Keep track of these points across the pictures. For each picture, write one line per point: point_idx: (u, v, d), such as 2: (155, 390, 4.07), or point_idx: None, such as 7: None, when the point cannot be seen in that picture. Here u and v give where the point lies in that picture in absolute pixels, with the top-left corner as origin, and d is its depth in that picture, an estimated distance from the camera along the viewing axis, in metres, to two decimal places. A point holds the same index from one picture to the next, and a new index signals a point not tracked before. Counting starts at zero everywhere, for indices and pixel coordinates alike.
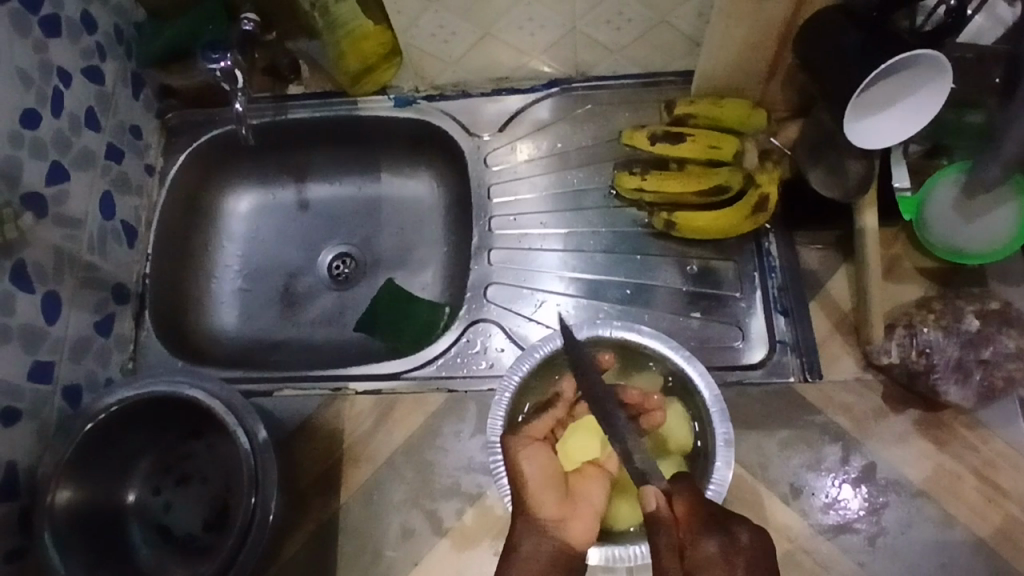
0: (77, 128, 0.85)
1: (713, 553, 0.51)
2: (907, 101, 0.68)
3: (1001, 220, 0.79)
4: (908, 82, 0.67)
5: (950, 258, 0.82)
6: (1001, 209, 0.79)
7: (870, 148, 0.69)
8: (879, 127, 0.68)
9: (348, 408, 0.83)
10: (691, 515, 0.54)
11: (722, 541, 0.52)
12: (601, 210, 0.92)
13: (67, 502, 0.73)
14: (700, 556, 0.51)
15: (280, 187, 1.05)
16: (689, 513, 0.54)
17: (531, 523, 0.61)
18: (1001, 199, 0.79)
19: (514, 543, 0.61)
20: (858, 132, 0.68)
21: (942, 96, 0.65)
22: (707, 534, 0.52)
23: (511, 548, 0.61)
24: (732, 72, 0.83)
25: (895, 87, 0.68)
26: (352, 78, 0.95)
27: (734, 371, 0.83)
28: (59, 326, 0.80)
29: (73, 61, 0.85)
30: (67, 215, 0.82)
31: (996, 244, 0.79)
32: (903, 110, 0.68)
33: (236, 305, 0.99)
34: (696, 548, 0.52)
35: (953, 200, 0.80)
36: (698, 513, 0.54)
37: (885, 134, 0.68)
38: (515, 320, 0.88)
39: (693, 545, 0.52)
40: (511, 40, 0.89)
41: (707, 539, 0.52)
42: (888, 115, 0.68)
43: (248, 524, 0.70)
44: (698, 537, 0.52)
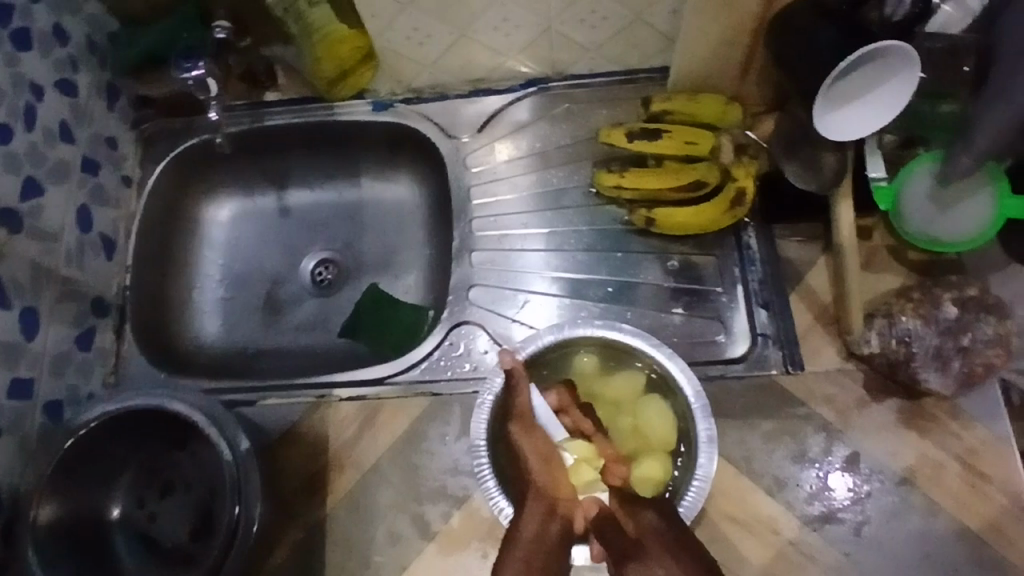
0: (53, 142, 0.84)
1: (653, 520, 0.65)
2: (880, 90, 0.68)
3: (974, 208, 0.79)
4: (878, 72, 0.67)
5: (927, 245, 0.82)
6: (975, 198, 0.79)
7: (849, 138, 0.69)
8: (850, 119, 0.69)
9: (333, 414, 0.83)
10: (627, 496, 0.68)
11: (658, 516, 0.65)
12: (581, 208, 0.92)
13: (50, 519, 0.72)
14: (644, 522, 0.65)
15: (260, 194, 1.05)
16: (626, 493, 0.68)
17: (537, 504, 0.67)
18: (975, 188, 0.78)
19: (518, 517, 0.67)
20: (831, 126, 0.69)
21: (913, 82, 0.66)
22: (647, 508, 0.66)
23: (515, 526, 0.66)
24: (707, 68, 0.83)
25: (864, 78, 0.68)
26: (328, 83, 0.94)
27: (716, 365, 0.83)
28: (38, 340, 0.79)
29: (47, 74, 0.84)
30: (44, 229, 0.82)
31: (971, 232, 0.80)
32: (871, 100, 0.68)
33: (218, 314, 0.99)
34: (640, 516, 0.65)
35: (928, 190, 0.80)
36: (636, 499, 0.67)
37: (861, 123, 0.69)
38: (499, 321, 0.88)
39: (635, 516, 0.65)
40: (486, 41, 0.89)
41: (646, 512, 0.66)
42: (856, 106, 0.69)
43: (232, 534, 0.70)
44: (641, 510, 0.66)
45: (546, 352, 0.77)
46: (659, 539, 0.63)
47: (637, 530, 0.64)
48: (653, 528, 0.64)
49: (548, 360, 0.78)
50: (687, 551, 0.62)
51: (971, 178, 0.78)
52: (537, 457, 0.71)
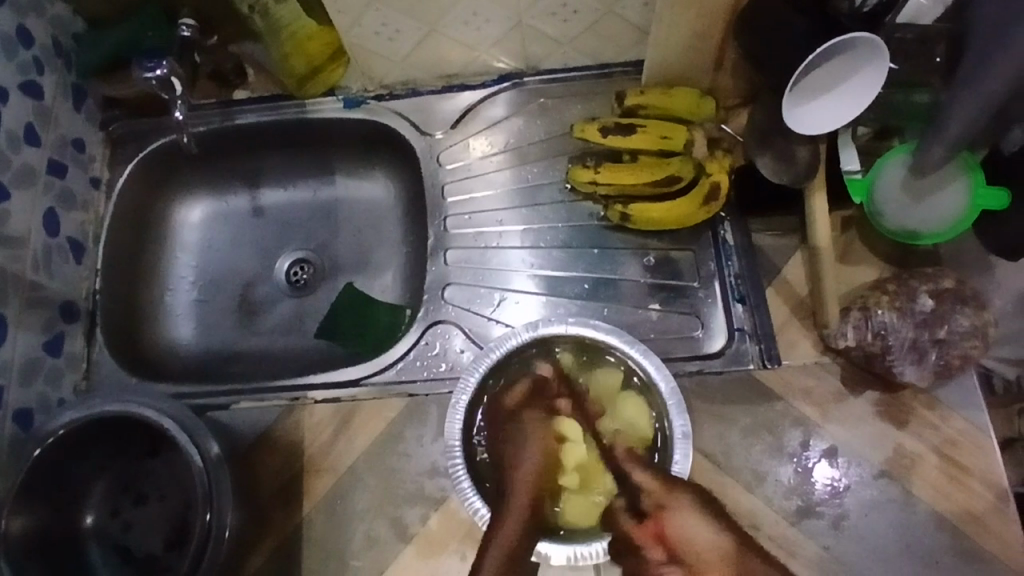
0: (16, 146, 0.82)
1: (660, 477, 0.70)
2: (851, 82, 0.67)
3: (946, 203, 0.78)
4: (846, 63, 0.66)
5: (898, 238, 0.82)
6: (946, 192, 0.78)
7: (822, 131, 0.69)
8: (819, 111, 0.68)
9: (308, 417, 0.82)
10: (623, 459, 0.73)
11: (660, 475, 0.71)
12: (557, 204, 0.91)
13: (21, 530, 0.71)
14: (653, 482, 0.70)
15: (232, 194, 1.03)
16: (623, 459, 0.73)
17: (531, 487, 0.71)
18: (947, 181, 0.78)
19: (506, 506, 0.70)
20: (801, 118, 0.68)
21: (882, 74, 0.64)
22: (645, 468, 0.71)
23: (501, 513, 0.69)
24: (681, 61, 0.82)
25: (834, 69, 0.67)
26: (298, 81, 0.93)
27: (694, 361, 0.83)
28: (6, 348, 0.78)
29: (9, 76, 0.82)
30: (9, 235, 0.80)
31: (941, 227, 0.79)
32: (842, 93, 0.67)
33: (192, 317, 0.97)
34: (645, 478, 0.70)
35: (900, 182, 0.79)
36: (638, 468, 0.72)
37: (832, 116, 0.68)
38: (475, 319, 0.87)
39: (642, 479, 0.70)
40: (458, 37, 0.88)
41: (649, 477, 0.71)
42: (826, 98, 0.68)
43: (204, 542, 0.69)
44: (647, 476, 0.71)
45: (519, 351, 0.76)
46: (679, 495, 0.69)
47: (649, 491, 0.69)
48: (668, 485, 0.69)
49: (523, 357, 0.78)
50: (705, 499, 0.69)
51: (943, 172, 0.77)
52: (524, 442, 0.75)
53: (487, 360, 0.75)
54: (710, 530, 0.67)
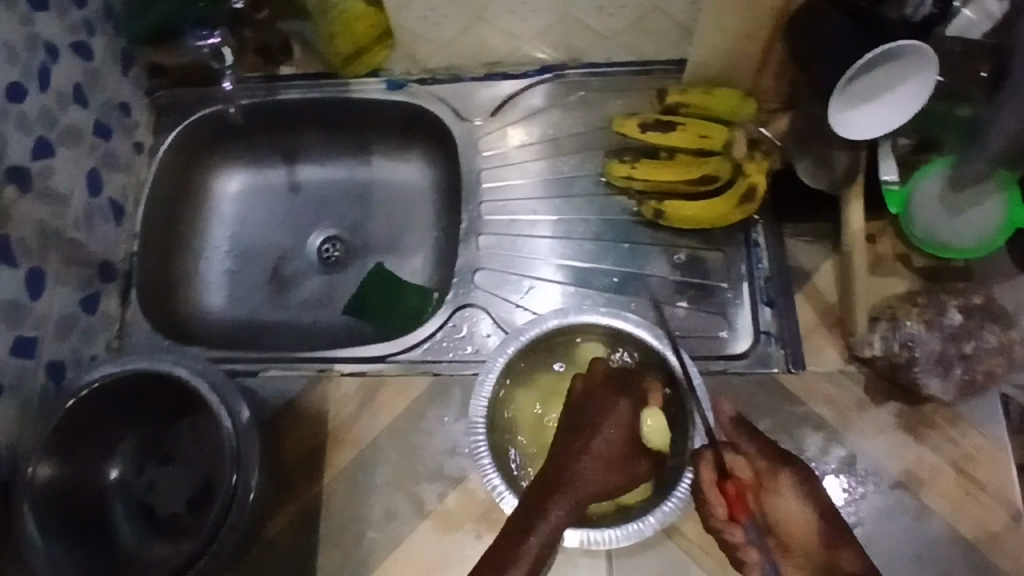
0: (65, 105, 0.84)
1: (768, 454, 0.66)
2: (898, 92, 0.68)
3: (981, 221, 0.79)
4: (892, 71, 0.68)
5: (925, 245, 0.82)
6: (984, 210, 0.79)
7: (866, 137, 0.70)
8: (864, 119, 0.69)
9: (334, 389, 0.83)
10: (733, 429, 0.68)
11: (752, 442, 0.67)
12: (591, 197, 0.92)
13: (48, 479, 0.73)
14: (763, 456, 0.66)
15: (271, 168, 1.05)
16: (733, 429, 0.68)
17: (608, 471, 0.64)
18: (987, 199, 0.79)
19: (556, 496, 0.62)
20: (845, 124, 0.69)
21: (930, 86, 0.66)
22: (757, 442, 0.67)
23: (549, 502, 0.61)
24: (725, 61, 0.83)
25: (879, 77, 0.68)
26: (343, 60, 0.94)
27: (718, 360, 0.83)
28: (43, 302, 0.80)
29: (62, 36, 0.84)
30: (52, 191, 0.82)
31: (969, 243, 0.80)
32: (888, 102, 0.69)
33: (225, 286, 0.99)
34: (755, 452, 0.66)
35: (943, 189, 0.79)
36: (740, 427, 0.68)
37: (877, 123, 0.69)
38: (503, 305, 0.88)
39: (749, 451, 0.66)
40: (504, 26, 0.90)
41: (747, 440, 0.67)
42: (871, 105, 0.69)
43: (228, 502, 0.70)
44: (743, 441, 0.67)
45: (548, 338, 0.77)
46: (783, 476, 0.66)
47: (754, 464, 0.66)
48: (776, 465, 0.66)
49: (550, 344, 0.79)
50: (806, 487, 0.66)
51: (985, 188, 0.78)
52: (610, 423, 0.65)
53: (514, 345, 0.76)
54: (802, 511, 0.65)
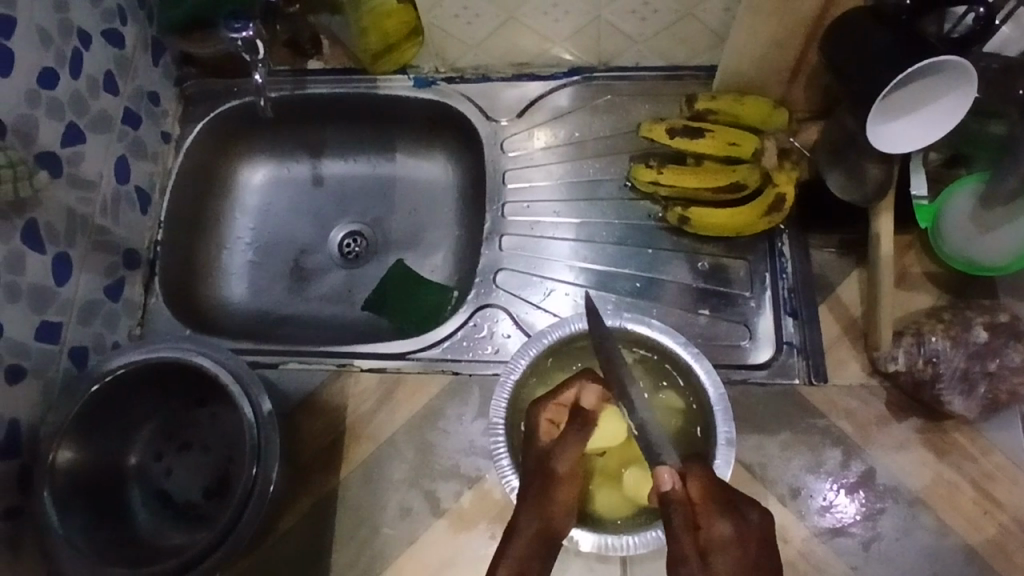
0: (95, 92, 0.85)
1: (731, 535, 0.53)
2: (935, 107, 0.67)
3: (982, 248, 0.79)
4: (928, 87, 0.67)
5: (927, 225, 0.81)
6: (994, 243, 0.79)
7: (899, 151, 0.69)
8: (902, 133, 0.68)
9: (353, 385, 0.84)
10: (710, 494, 0.56)
11: (732, 529, 0.53)
12: (616, 201, 0.92)
13: (68, 464, 0.73)
14: (718, 536, 0.53)
15: (295, 162, 1.05)
16: (706, 490, 0.56)
17: (566, 503, 0.66)
18: (1004, 238, 0.79)
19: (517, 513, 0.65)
20: (884, 139, 0.68)
21: (969, 101, 0.65)
22: (723, 518, 0.54)
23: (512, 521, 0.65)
24: (753, 68, 0.83)
25: (914, 93, 0.67)
26: (372, 55, 0.94)
27: (740, 370, 0.83)
28: (69, 287, 0.80)
29: (94, 23, 0.84)
30: (81, 177, 0.82)
31: (956, 254, 0.81)
32: (924, 116, 0.68)
33: (246, 277, 1.00)
34: (711, 530, 0.53)
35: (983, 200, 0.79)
36: (713, 494, 0.56)
37: (911, 138, 0.68)
38: (523, 306, 0.88)
39: (709, 526, 0.54)
40: (535, 26, 0.89)
41: (722, 521, 0.54)
42: (906, 120, 0.68)
43: (248, 493, 0.70)
44: (715, 517, 0.54)
45: (572, 340, 0.77)
46: (721, 560, 0.52)
47: (707, 541, 0.53)
48: (724, 547, 0.52)
49: (572, 347, 0.78)
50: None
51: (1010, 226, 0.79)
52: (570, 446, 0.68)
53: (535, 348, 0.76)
54: None
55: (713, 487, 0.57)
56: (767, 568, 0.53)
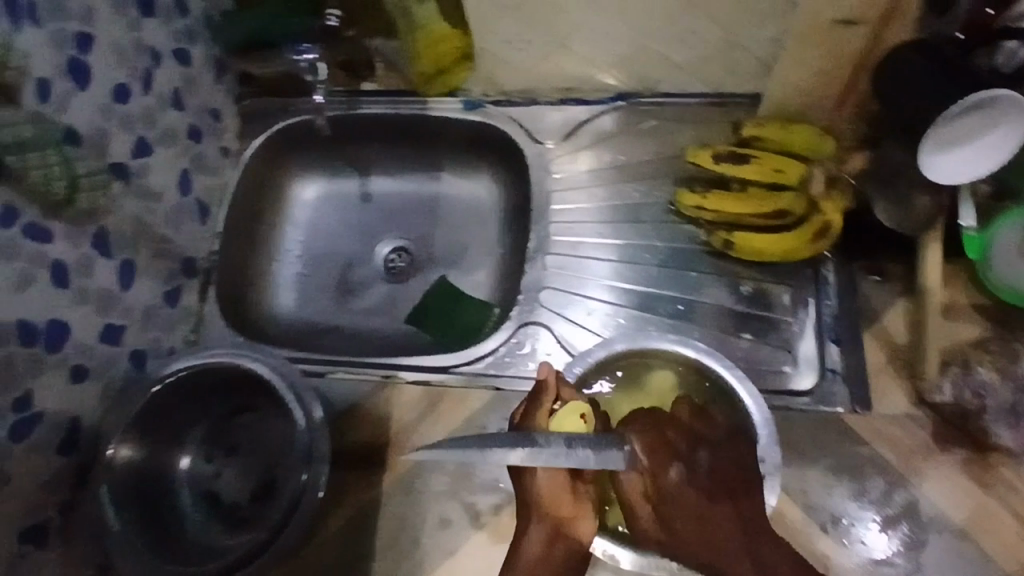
0: (164, 108, 0.89)
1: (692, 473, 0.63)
2: (986, 140, 0.68)
3: None
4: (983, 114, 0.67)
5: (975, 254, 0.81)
6: None
7: (946, 183, 0.69)
8: (960, 163, 0.69)
9: (397, 397, 0.86)
10: (671, 446, 0.65)
11: (681, 472, 0.63)
12: (659, 224, 0.93)
13: (127, 459, 0.77)
14: (667, 484, 0.62)
15: (344, 178, 1.08)
16: (651, 439, 0.65)
17: (563, 484, 0.64)
18: None
19: (523, 534, 0.63)
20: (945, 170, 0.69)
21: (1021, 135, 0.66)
22: (672, 463, 0.63)
23: (518, 545, 0.63)
24: (801, 95, 0.84)
25: (966, 128, 0.68)
26: (425, 78, 0.97)
27: (782, 396, 0.83)
28: (131, 292, 0.84)
29: (166, 42, 0.89)
30: (147, 187, 0.86)
31: (1004, 281, 0.80)
32: (977, 147, 0.68)
33: (294, 289, 1.03)
34: (666, 479, 0.63)
35: None
36: (658, 446, 0.64)
37: (962, 171, 0.69)
38: (566, 325, 0.89)
39: (665, 474, 0.63)
40: (583, 53, 0.93)
41: (670, 467, 0.63)
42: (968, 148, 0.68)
43: (297, 499, 0.73)
44: (664, 466, 0.63)
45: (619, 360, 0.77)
46: (676, 503, 0.61)
47: (668, 491, 0.62)
48: (674, 491, 0.62)
49: (617, 365, 0.78)
50: (735, 489, 0.64)
51: None
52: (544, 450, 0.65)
53: (576, 370, 0.76)
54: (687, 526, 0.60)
55: (661, 432, 0.66)
56: (727, 489, 0.64)
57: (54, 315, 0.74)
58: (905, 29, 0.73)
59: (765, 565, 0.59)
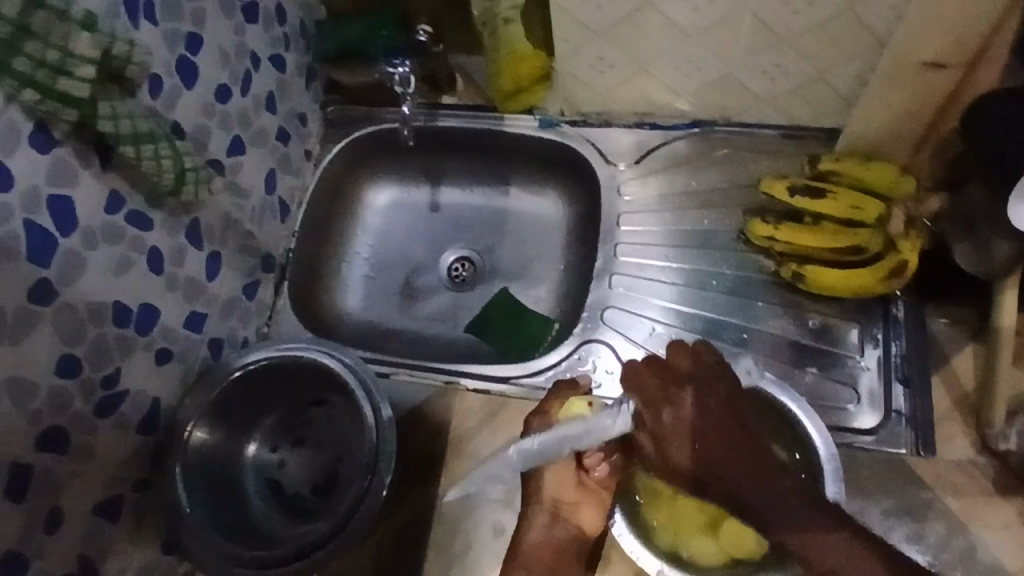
0: (258, 110, 0.93)
1: (684, 415, 0.57)
2: None
3: None
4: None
5: None
6: None
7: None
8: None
9: (459, 402, 0.88)
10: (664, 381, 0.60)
11: (692, 402, 0.58)
12: (728, 252, 0.94)
13: (201, 442, 0.80)
14: (666, 427, 0.58)
15: (415, 187, 1.12)
16: (646, 384, 0.60)
17: (568, 473, 0.70)
18: None
19: (524, 525, 0.71)
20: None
21: None
22: (664, 407, 0.58)
23: (520, 534, 0.71)
24: (882, 133, 0.84)
25: None
26: (504, 95, 1.00)
27: (845, 433, 0.82)
28: (216, 283, 0.88)
29: (264, 48, 0.94)
30: (238, 184, 0.90)
31: None
32: None
33: (361, 290, 1.06)
34: (660, 422, 0.58)
35: None
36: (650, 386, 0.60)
37: None
38: (628, 345, 0.91)
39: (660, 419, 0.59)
40: (664, 80, 0.93)
41: (664, 410, 0.58)
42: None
43: (362, 495, 0.75)
44: (657, 409, 0.59)
45: None
46: (676, 443, 0.57)
47: (666, 434, 0.58)
48: (679, 431, 0.57)
49: None
50: (733, 429, 0.58)
51: None
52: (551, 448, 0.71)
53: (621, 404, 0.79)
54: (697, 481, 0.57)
55: (653, 377, 0.60)
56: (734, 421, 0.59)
57: (146, 299, 0.78)
58: (995, 74, 0.74)
59: (778, 499, 0.56)
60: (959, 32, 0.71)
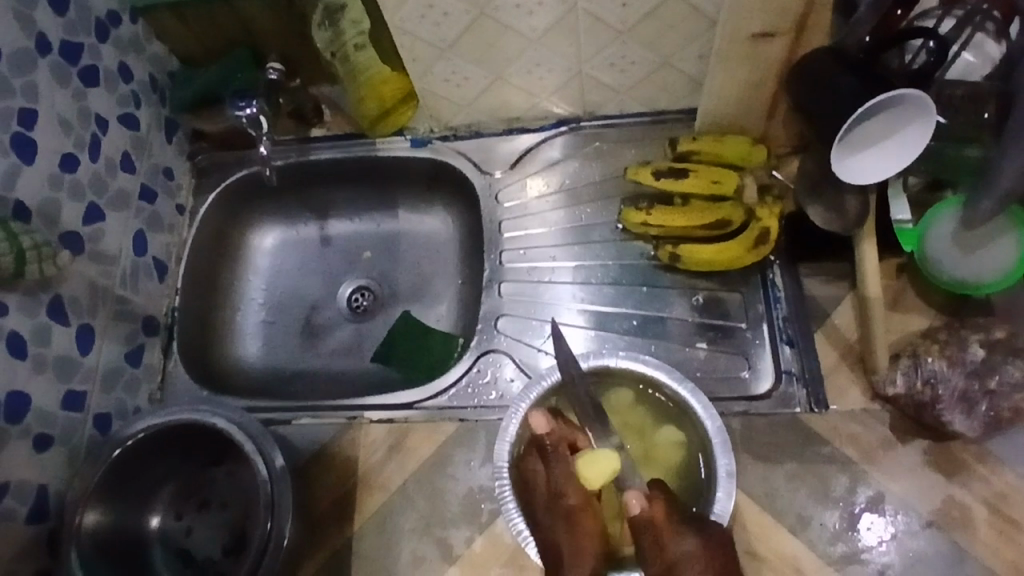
0: (114, 172, 0.90)
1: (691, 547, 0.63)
2: (888, 144, 0.70)
3: (996, 256, 0.79)
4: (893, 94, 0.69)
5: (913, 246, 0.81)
6: (997, 244, 0.79)
7: (852, 176, 0.71)
8: (891, 161, 0.70)
9: (364, 437, 0.86)
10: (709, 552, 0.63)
11: (698, 542, 0.63)
12: (610, 243, 0.95)
13: (93, 524, 0.76)
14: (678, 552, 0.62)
15: (303, 224, 1.10)
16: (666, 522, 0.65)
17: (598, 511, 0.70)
18: (998, 231, 0.79)
19: None
20: (865, 175, 0.70)
21: (918, 140, 0.68)
22: (684, 536, 0.63)
23: None
24: (733, 107, 0.87)
25: (873, 132, 0.70)
26: (371, 121, 0.99)
27: (741, 401, 0.84)
28: (92, 356, 0.85)
29: (111, 109, 0.91)
30: (101, 252, 0.88)
31: (988, 277, 0.79)
32: (881, 149, 0.70)
33: (260, 336, 1.04)
34: (676, 546, 0.63)
35: (952, 233, 0.79)
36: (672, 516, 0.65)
37: (864, 169, 0.70)
38: (525, 350, 0.91)
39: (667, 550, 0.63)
40: (520, 84, 0.93)
41: (684, 539, 0.63)
42: (897, 140, 0.69)
43: (263, 549, 0.72)
44: (676, 538, 0.63)
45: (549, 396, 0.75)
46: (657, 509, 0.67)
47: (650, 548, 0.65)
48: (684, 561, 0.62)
49: (612, 373, 0.77)
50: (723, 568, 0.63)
51: (995, 221, 0.78)
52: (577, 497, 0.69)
53: (593, 359, 0.76)
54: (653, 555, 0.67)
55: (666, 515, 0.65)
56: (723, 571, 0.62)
57: (14, 387, 0.74)
58: (819, 38, 0.76)
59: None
60: (778, 4, 0.72)
